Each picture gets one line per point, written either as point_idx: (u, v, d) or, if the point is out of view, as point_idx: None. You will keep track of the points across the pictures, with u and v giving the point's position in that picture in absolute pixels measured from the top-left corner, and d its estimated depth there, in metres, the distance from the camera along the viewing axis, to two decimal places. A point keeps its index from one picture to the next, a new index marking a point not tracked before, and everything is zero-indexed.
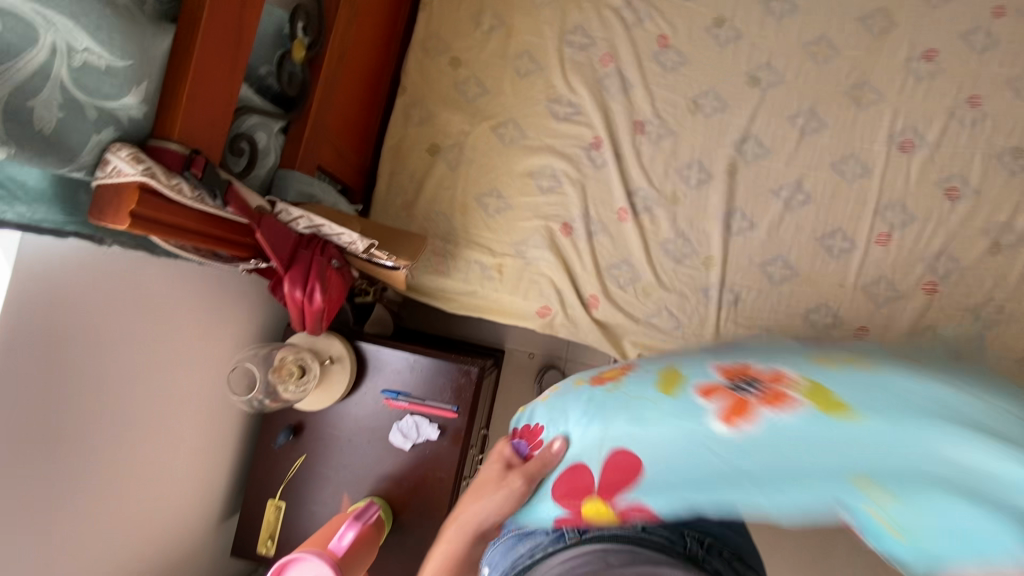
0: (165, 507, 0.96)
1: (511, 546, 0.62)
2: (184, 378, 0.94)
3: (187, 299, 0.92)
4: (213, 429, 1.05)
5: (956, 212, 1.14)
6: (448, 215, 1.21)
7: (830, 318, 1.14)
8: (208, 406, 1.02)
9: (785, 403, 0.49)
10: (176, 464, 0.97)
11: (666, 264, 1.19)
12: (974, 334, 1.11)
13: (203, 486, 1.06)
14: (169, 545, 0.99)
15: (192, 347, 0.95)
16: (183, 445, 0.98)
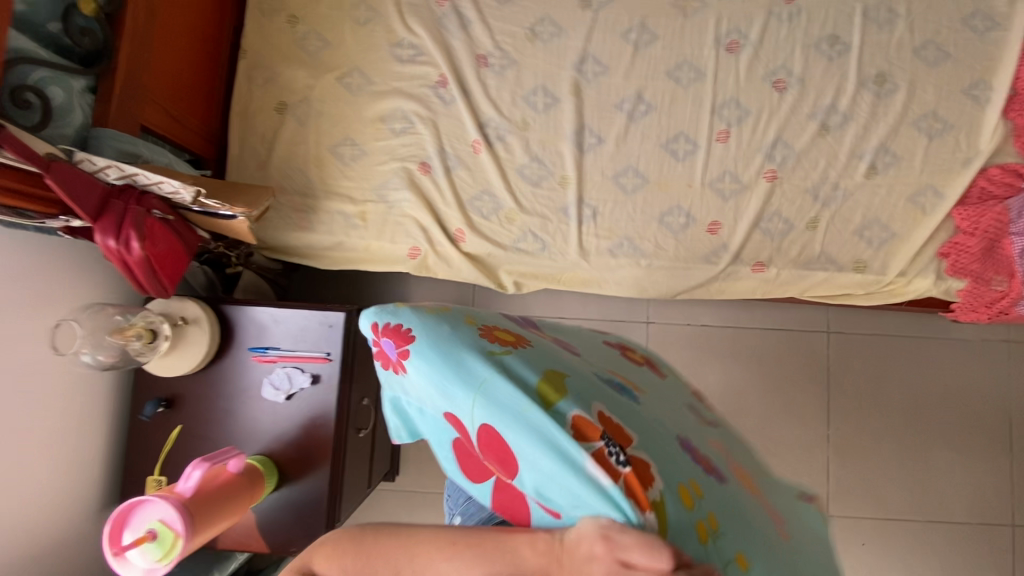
0: (35, 499, 0.90)
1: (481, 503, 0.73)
2: (29, 361, 0.87)
3: (20, 272, 0.85)
4: (72, 414, 0.96)
5: (785, 101, 1.19)
6: (303, 169, 1.20)
7: (683, 218, 1.19)
8: (65, 389, 0.95)
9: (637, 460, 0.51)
10: (38, 451, 0.90)
11: (525, 189, 1.21)
12: (815, 213, 1.18)
13: (79, 477, 0.99)
14: (47, 541, 0.92)
15: (32, 326, 0.88)
16: (47, 431, 0.92)
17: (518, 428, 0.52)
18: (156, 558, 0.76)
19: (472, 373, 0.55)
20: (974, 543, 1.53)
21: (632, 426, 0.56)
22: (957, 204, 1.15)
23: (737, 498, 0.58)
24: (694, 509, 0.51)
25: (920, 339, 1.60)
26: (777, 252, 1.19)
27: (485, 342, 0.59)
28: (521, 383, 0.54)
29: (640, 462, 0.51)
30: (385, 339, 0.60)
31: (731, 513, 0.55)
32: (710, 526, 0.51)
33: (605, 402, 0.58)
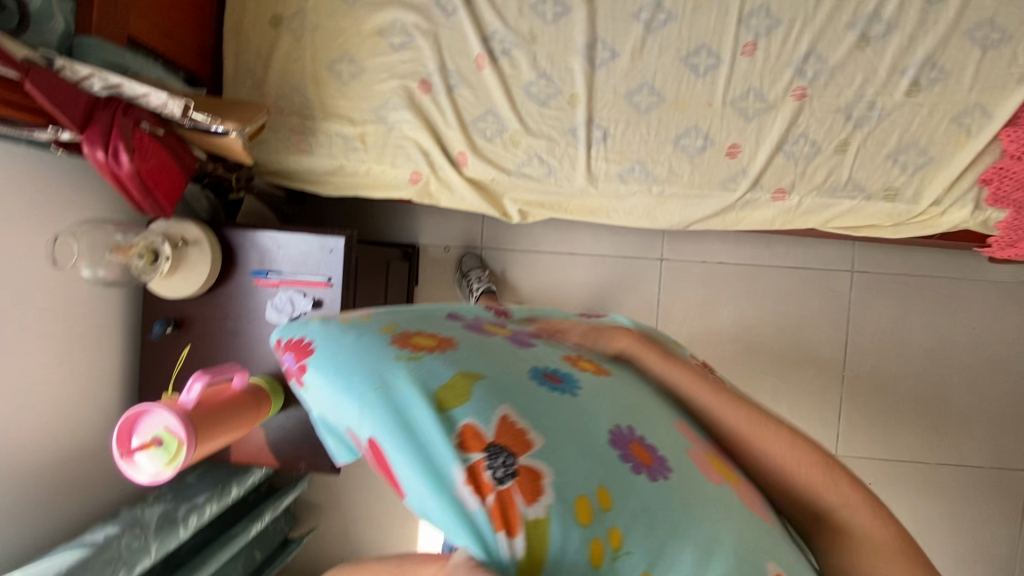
0: (58, 413, 0.93)
1: None
2: (29, 278, 0.86)
3: (17, 187, 0.83)
4: (83, 330, 0.98)
5: (822, 8, 1.06)
6: (301, 88, 1.15)
7: (700, 141, 1.12)
8: (70, 307, 0.95)
9: (539, 491, 0.40)
10: (51, 367, 0.91)
11: (531, 109, 1.14)
12: (845, 134, 1.09)
13: (98, 391, 1.02)
14: (74, 450, 0.97)
15: (32, 243, 0.86)
16: (62, 348, 0.94)
17: (407, 459, 0.40)
18: (161, 464, 0.79)
19: (367, 381, 0.42)
20: (986, 488, 1.50)
21: (553, 427, 0.44)
22: (1006, 125, 1.04)
23: (673, 499, 0.47)
24: (594, 527, 0.41)
25: (949, 279, 1.51)
26: (801, 178, 1.11)
27: (395, 338, 0.45)
28: (421, 390, 0.41)
29: (534, 473, 0.41)
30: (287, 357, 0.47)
31: (654, 522, 0.44)
32: (612, 549, 0.42)
33: (527, 400, 0.45)
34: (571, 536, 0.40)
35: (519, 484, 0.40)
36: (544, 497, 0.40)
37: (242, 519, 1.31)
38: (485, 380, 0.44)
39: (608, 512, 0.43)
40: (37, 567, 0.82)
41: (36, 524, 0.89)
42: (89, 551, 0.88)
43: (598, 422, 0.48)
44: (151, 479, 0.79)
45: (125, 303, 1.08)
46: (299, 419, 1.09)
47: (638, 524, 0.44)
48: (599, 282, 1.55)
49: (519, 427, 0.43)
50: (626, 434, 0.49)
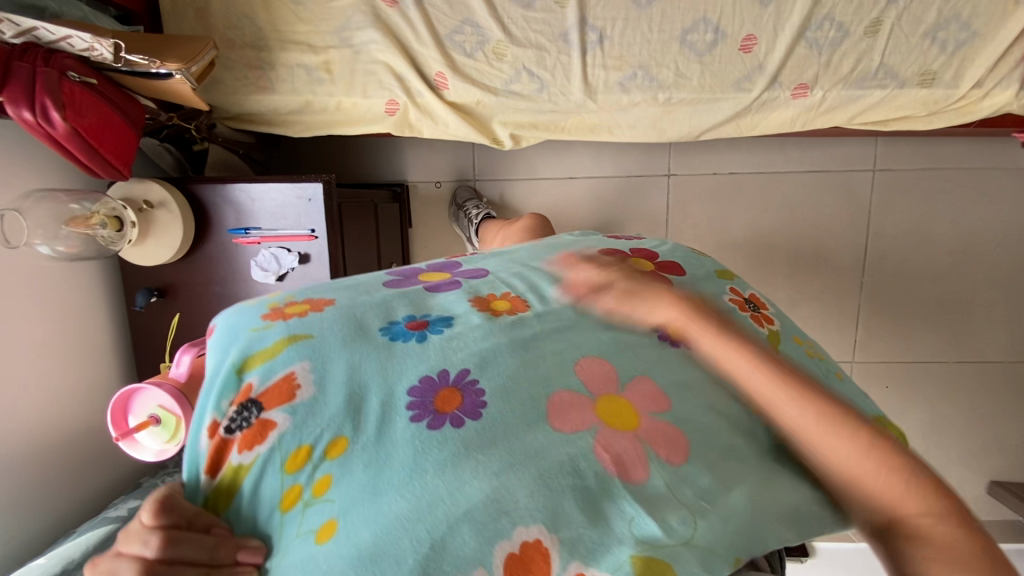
0: (53, 396, 0.90)
1: None
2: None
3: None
4: (63, 310, 0.93)
5: None
6: (250, 14, 1.01)
7: (709, 36, 0.98)
8: (42, 288, 0.89)
9: (257, 441, 0.40)
10: (35, 351, 0.88)
11: (515, 13, 0.99)
12: (879, 12, 0.94)
13: (92, 369, 0.99)
14: (79, 430, 0.95)
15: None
16: (42, 331, 0.89)
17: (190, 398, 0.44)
18: (164, 441, 0.76)
19: (214, 343, 0.44)
20: (1004, 382, 1.48)
21: (324, 381, 0.42)
22: None
23: (459, 447, 0.41)
24: (298, 477, 0.39)
25: (978, 170, 1.40)
26: (825, 69, 0.98)
27: (270, 304, 0.49)
28: (240, 350, 0.43)
29: (266, 425, 0.40)
30: None
31: (386, 477, 0.39)
32: (311, 497, 0.39)
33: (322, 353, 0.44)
34: (272, 478, 0.39)
35: (249, 434, 0.40)
36: (258, 446, 0.39)
37: None
38: (294, 338, 0.44)
39: (335, 460, 0.40)
40: (65, 547, 0.83)
41: (54, 504, 0.89)
42: (116, 525, 0.88)
43: (418, 370, 0.44)
44: (157, 456, 0.77)
45: (103, 276, 1.02)
46: None
47: (369, 485, 0.39)
48: (602, 205, 1.46)
49: (287, 384, 0.42)
50: (445, 378, 0.44)
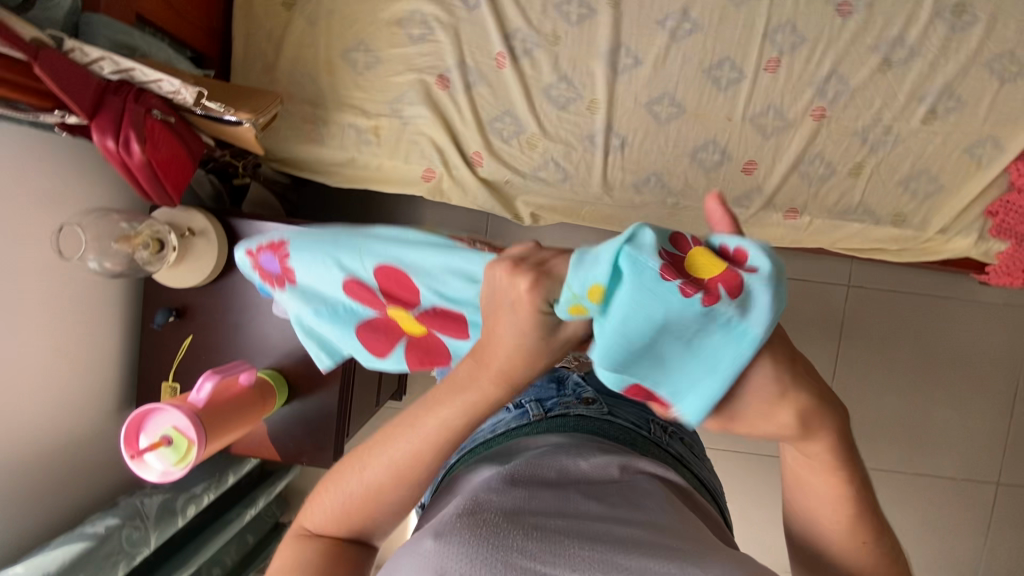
0: (56, 403, 0.92)
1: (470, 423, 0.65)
2: (28, 268, 0.83)
3: (15, 169, 0.80)
4: (84, 320, 0.96)
5: (847, 28, 1.07)
6: (314, 76, 1.12)
7: (717, 156, 1.12)
8: (71, 297, 0.93)
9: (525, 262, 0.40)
10: (52, 354, 0.90)
11: (550, 112, 1.12)
12: (861, 158, 1.10)
13: (96, 379, 1.00)
14: (71, 440, 0.95)
15: (33, 231, 0.83)
16: (62, 337, 0.92)
17: (401, 254, 0.58)
18: (172, 463, 0.78)
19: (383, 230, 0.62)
20: (957, 498, 1.57)
21: (412, 257, 0.57)
22: (1015, 159, 1.05)
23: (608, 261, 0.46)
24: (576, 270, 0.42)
25: (940, 299, 1.55)
26: (813, 199, 1.12)
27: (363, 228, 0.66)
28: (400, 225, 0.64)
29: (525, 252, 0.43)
30: (267, 256, 0.68)
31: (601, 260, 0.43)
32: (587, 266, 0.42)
33: (397, 245, 0.58)
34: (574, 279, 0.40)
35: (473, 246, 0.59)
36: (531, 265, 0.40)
37: (236, 504, 1.31)
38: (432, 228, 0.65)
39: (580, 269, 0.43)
40: (40, 558, 0.82)
41: (33, 512, 0.88)
42: (91, 543, 0.87)
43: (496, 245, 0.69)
44: (161, 478, 0.78)
45: (125, 290, 1.05)
46: (302, 414, 1.08)
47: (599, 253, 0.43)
48: None
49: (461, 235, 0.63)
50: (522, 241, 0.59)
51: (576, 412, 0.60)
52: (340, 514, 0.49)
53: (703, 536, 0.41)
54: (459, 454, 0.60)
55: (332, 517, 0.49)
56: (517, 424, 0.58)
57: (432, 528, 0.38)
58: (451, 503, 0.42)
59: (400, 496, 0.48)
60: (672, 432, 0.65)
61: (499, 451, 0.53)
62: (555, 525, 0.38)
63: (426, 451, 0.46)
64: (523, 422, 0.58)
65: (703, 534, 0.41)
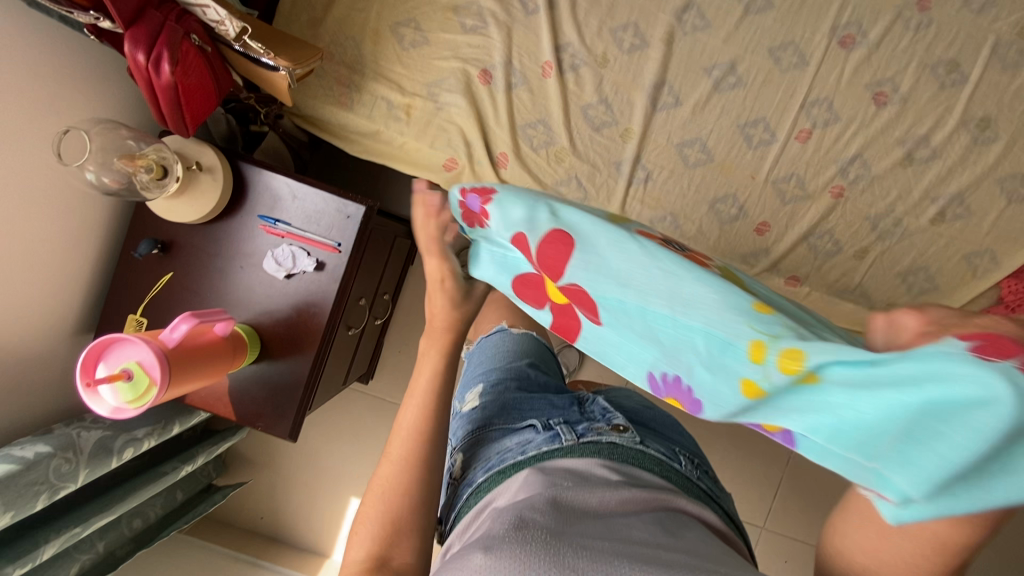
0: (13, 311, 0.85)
1: (500, 439, 0.76)
2: (19, 161, 0.78)
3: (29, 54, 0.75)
4: (61, 232, 0.91)
5: (880, 117, 1.12)
6: (357, 41, 1.10)
7: (735, 210, 1.13)
8: (55, 204, 0.87)
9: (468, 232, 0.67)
10: (21, 258, 0.84)
11: (584, 131, 1.12)
12: (867, 242, 1.13)
13: (57, 296, 0.94)
14: (18, 353, 0.89)
15: (33, 125, 0.78)
16: (35, 243, 0.86)
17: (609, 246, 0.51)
18: (126, 400, 0.73)
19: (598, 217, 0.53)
20: None
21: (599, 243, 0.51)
22: (1009, 276, 1.10)
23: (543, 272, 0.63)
24: (760, 366, 0.41)
25: None
26: (815, 271, 1.14)
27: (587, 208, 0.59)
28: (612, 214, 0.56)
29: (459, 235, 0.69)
30: (471, 195, 0.62)
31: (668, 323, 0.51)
32: (774, 363, 0.40)
33: (601, 236, 0.52)
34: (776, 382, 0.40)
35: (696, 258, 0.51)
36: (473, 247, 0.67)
37: (174, 456, 1.25)
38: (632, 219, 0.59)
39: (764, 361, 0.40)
40: None
41: None
42: (17, 468, 0.81)
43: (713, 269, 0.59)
44: (111, 413, 0.73)
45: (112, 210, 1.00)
46: (268, 377, 1.04)
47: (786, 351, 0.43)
48: None
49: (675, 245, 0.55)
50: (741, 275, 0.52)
51: (608, 438, 0.73)
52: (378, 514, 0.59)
53: (724, 557, 0.55)
54: (487, 474, 0.69)
55: (377, 538, 0.58)
56: (551, 447, 0.69)
57: (478, 548, 0.51)
58: (502, 515, 0.56)
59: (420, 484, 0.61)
60: (698, 465, 0.81)
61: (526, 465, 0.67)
62: (595, 541, 0.52)
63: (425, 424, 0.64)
64: (555, 446, 0.70)
65: (730, 557, 0.56)
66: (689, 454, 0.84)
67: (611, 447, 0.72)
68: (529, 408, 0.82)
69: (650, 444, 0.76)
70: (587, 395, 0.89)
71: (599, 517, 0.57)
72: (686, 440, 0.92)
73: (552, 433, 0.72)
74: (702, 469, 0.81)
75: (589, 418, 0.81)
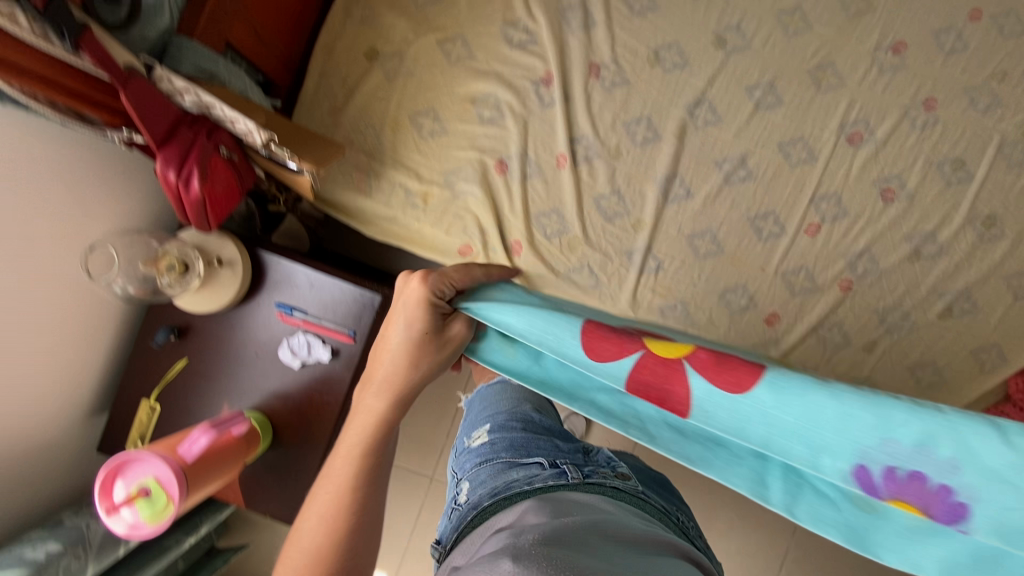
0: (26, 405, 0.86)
1: (500, 473, 0.79)
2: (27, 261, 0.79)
3: (49, 166, 0.78)
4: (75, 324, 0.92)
5: (887, 212, 1.14)
6: (378, 129, 1.13)
7: (745, 301, 1.14)
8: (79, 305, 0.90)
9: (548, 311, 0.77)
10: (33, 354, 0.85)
11: (597, 220, 1.14)
12: (875, 335, 1.14)
13: (70, 384, 0.95)
14: (26, 445, 0.89)
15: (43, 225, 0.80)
16: (47, 337, 0.87)
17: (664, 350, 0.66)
18: (144, 518, 0.73)
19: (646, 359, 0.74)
20: None
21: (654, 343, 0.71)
22: (1017, 374, 1.10)
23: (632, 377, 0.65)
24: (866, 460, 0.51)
25: None
26: (825, 363, 1.14)
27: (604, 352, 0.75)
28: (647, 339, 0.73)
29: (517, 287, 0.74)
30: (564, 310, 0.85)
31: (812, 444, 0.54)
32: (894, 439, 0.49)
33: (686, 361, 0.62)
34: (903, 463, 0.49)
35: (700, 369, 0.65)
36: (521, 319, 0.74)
37: (178, 529, 1.25)
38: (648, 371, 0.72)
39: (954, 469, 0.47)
40: None
41: None
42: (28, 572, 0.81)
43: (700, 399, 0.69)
44: (128, 534, 0.73)
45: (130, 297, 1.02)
46: (278, 465, 1.04)
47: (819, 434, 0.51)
48: None
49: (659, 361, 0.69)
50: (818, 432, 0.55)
51: (610, 484, 0.77)
52: (325, 531, 0.63)
53: None
54: (493, 498, 0.73)
55: (328, 525, 0.62)
56: (556, 481, 0.73)
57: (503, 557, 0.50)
58: (525, 532, 0.55)
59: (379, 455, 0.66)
60: (695, 532, 0.83)
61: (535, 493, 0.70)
62: (604, 562, 0.51)
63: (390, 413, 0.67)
64: (561, 481, 0.74)
65: None
66: (688, 520, 0.85)
67: (610, 491, 0.75)
68: (532, 447, 0.86)
69: (649, 497, 0.80)
70: (590, 444, 0.91)
71: (607, 535, 0.57)
72: (680, 500, 0.94)
73: (557, 470, 0.77)
74: (697, 533, 0.83)
75: (593, 464, 0.84)
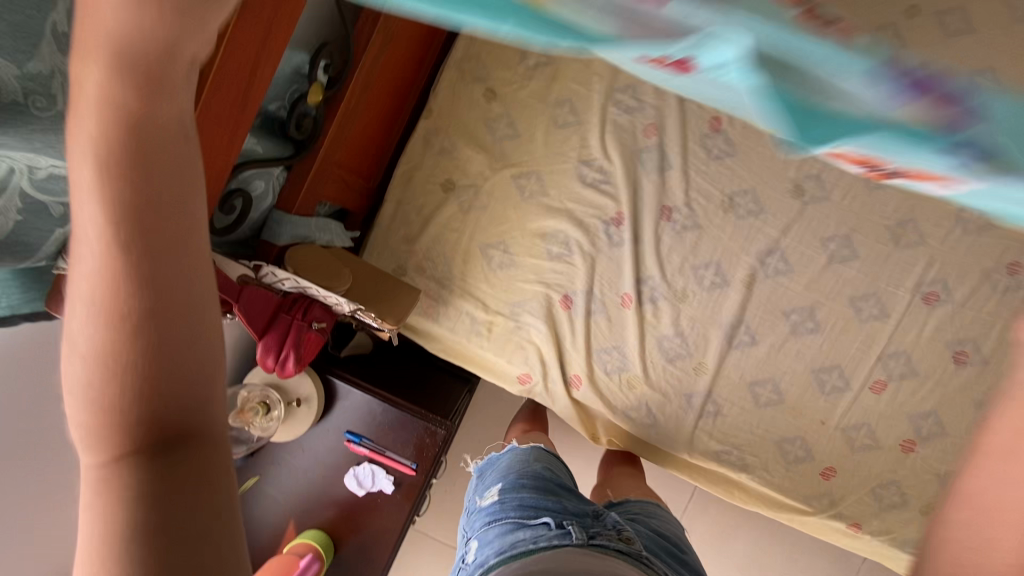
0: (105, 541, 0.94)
1: (508, 528, 0.83)
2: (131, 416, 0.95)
3: None
4: None
5: (958, 377, 1.12)
6: (449, 259, 1.16)
7: (802, 452, 1.15)
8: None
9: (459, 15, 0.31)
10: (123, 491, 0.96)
11: (657, 360, 1.15)
12: (934, 499, 1.12)
13: None
14: None
15: None
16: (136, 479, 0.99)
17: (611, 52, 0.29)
18: None
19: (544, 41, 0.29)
20: None
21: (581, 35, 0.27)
22: None
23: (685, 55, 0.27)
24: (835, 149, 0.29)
25: None
26: (879, 521, 1.13)
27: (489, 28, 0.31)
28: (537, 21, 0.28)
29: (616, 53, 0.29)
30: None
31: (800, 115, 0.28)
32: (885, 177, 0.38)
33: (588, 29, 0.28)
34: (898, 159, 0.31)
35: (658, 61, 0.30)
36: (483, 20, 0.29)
37: None
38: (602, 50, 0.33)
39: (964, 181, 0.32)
40: None
41: None
42: None
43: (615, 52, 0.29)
44: None
45: None
46: None
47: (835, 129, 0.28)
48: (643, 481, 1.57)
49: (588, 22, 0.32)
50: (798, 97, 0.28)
51: (614, 547, 0.79)
52: (118, 324, 0.36)
53: None
54: (498, 557, 0.78)
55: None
56: (558, 543, 0.77)
57: None
58: None
59: (132, 413, 0.37)
60: None
61: (534, 554, 0.76)
62: None
63: (110, 348, 0.36)
64: (563, 542, 0.77)
65: None
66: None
67: (609, 547, 0.78)
68: (544, 501, 0.87)
69: (654, 561, 0.82)
70: (604, 508, 0.91)
71: None
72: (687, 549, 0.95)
73: (561, 529, 0.80)
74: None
75: (603, 525, 0.85)
